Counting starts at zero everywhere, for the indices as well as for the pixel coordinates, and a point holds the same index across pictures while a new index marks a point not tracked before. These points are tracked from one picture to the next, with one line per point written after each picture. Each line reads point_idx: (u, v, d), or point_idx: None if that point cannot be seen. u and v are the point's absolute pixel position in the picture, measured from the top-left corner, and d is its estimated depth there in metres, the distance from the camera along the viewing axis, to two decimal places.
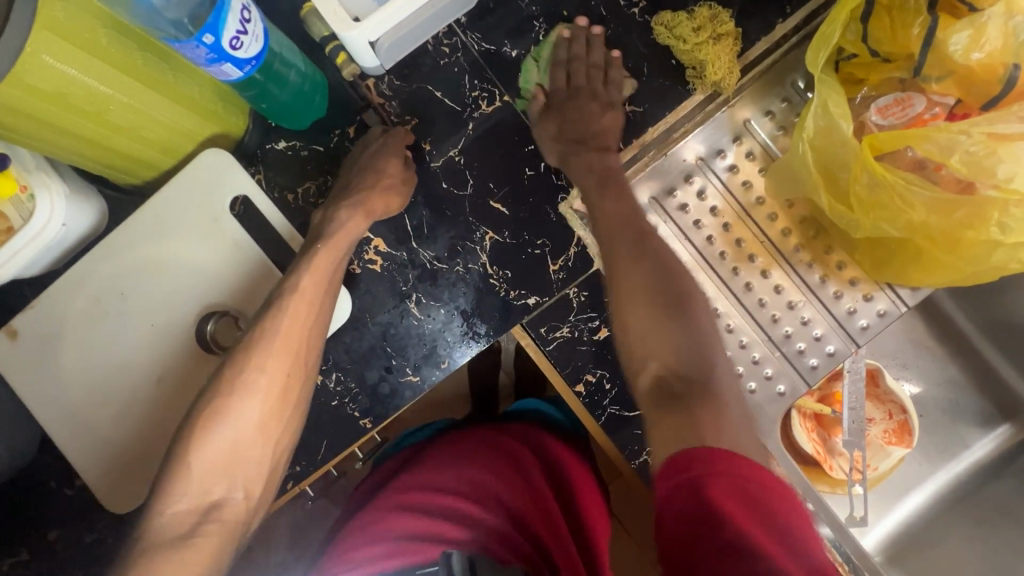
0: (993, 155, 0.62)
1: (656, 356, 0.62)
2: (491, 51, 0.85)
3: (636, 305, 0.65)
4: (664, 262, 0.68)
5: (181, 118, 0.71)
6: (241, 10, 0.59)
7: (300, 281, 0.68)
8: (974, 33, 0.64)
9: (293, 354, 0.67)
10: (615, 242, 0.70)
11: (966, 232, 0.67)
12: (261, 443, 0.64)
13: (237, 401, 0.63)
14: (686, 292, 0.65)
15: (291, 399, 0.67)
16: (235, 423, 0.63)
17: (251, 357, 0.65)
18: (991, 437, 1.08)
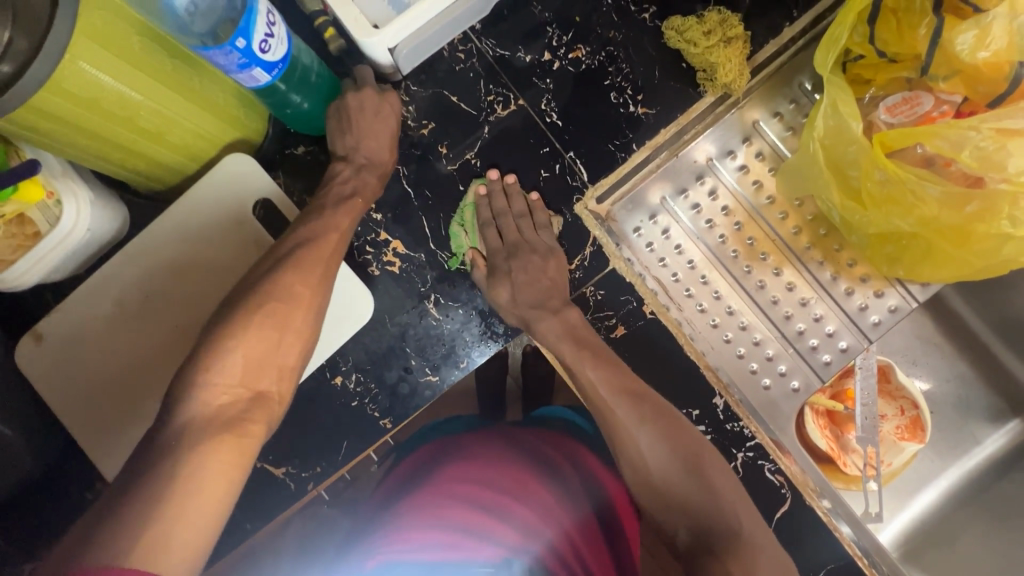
0: (1003, 149, 0.64)
1: (682, 513, 0.65)
2: (505, 56, 0.87)
3: (651, 472, 0.68)
4: (685, 443, 0.69)
5: (203, 125, 0.73)
6: (267, 15, 0.61)
7: (323, 217, 0.72)
8: (980, 33, 0.66)
9: (319, 269, 0.67)
10: (616, 405, 0.71)
11: (977, 226, 0.68)
12: (291, 347, 0.62)
13: (272, 305, 0.61)
14: (695, 450, 0.69)
15: (316, 313, 0.66)
16: (279, 326, 0.61)
17: (288, 274, 0.64)
18: (1002, 432, 1.09)
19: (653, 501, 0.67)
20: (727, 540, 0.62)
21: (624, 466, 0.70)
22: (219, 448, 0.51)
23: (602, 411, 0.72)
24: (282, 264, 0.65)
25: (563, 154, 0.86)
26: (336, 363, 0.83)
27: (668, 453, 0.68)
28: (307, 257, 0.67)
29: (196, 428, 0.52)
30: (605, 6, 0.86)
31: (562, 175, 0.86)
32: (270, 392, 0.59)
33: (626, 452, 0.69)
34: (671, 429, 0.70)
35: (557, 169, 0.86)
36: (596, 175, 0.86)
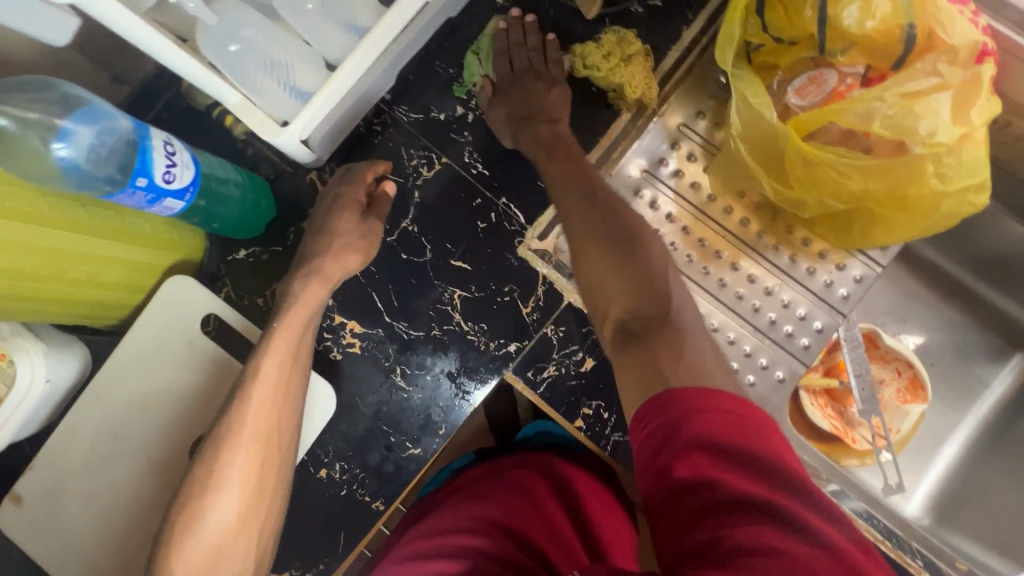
0: (911, 114, 0.63)
1: (614, 299, 0.64)
2: (421, 119, 0.88)
3: (571, 217, 0.70)
4: (608, 209, 0.70)
5: (139, 255, 0.74)
6: (164, 145, 0.62)
7: (261, 364, 0.70)
8: (862, 4, 0.67)
9: (264, 441, 0.68)
10: (563, 200, 0.72)
11: (909, 190, 0.67)
12: (257, 498, 0.67)
13: (227, 473, 0.66)
14: (636, 229, 0.68)
15: (269, 483, 0.69)
16: (225, 486, 0.66)
17: (233, 424, 0.68)
18: (1008, 372, 1.07)
19: (593, 300, 0.67)
20: (651, 329, 0.61)
21: (574, 271, 0.69)
22: None
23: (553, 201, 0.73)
24: (225, 439, 0.67)
25: (496, 202, 0.85)
26: (318, 456, 0.83)
27: (599, 219, 0.68)
28: (244, 421, 0.68)
29: None
30: (505, 50, 0.88)
31: (500, 223, 0.85)
32: (230, 575, 0.65)
33: (575, 243, 0.69)
34: (597, 195, 0.71)
35: (493, 218, 0.85)
36: (531, 215, 0.85)
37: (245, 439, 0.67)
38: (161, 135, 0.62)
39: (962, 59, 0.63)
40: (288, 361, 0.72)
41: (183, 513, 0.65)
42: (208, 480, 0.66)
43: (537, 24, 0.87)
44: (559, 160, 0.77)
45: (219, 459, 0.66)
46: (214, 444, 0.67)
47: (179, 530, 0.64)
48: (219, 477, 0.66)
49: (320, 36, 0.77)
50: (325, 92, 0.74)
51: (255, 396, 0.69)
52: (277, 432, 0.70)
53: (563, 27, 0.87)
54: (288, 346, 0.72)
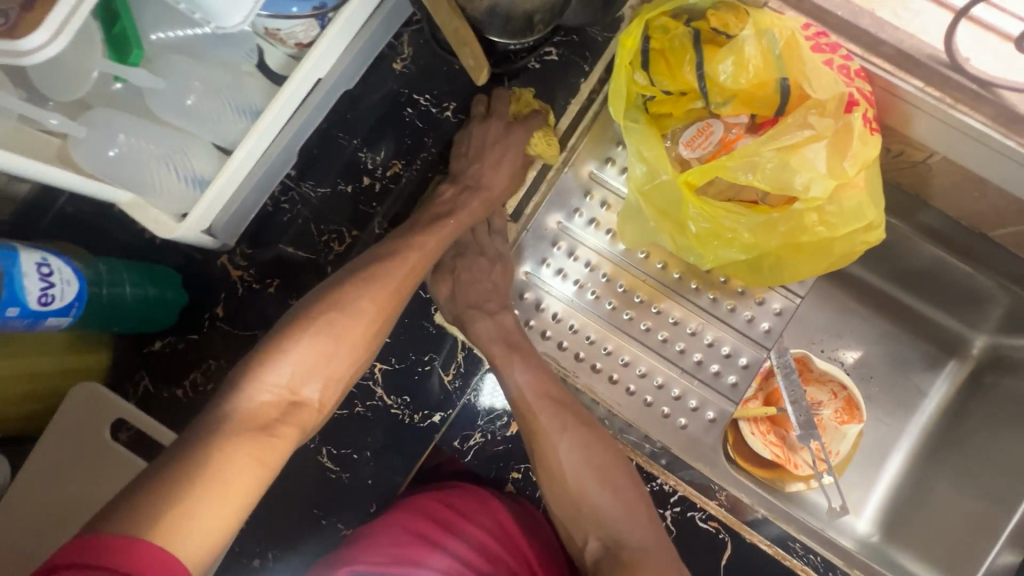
0: (787, 167, 0.65)
1: (594, 524, 0.72)
2: (327, 193, 0.87)
3: (542, 424, 0.74)
4: (590, 437, 0.75)
5: (38, 362, 0.72)
6: (37, 267, 0.60)
7: (421, 239, 0.76)
8: (736, 58, 0.69)
9: (390, 296, 0.71)
10: (539, 416, 0.75)
11: (801, 239, 0.69)
12: (345, 359, 0.67)
13: (353, 315, 0.68)
14: (609, 465, 0.74)
15: (370, 342, 0.69)
16: (333, 330, 0.66)
17: (360, 286, 0.69)
18: (943, 378, 1.05)
19: (552, 480, 0.74)
20: (631, 560, 0.68)
21: (545, 485, 0.75)
22: (247, 451, 0.55)
23: (524, 417, 0.75)
24: (354, 286, 0.69)
25: None
26: (250, 546, 0.81)
27: (583, 457, 0.73)
28: (397, 265, 0.72)
29: (237, 420, 0.57)
30: (406, 116, 0.88)
31: (414, 292, 0.85)
32: (305, 402, 0.64)
33: (547, 461, 0.73)
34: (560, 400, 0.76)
35: None
36: None
37: (387, 277, 0.71)
38: (35, 256, 0.61)
39: (831, 110, 0.66)
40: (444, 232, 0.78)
41: (292, 332, 0.64)
42: (333, 312, 0.67)
43: (437, 89, 0.88)
44: (518, 358, 0.78)
45: (359, 297, 0.69)
46: (355, 284, 0.70)
47: (274, 357, 0.63)
48: (347, 313, 0.68)
49: (211, 125, 0.73)
50: (218, 181, 0.71)
51: (411, 256, 0.74)
52: (397, 300, 0.72)
53: (462, 89, 0.88)
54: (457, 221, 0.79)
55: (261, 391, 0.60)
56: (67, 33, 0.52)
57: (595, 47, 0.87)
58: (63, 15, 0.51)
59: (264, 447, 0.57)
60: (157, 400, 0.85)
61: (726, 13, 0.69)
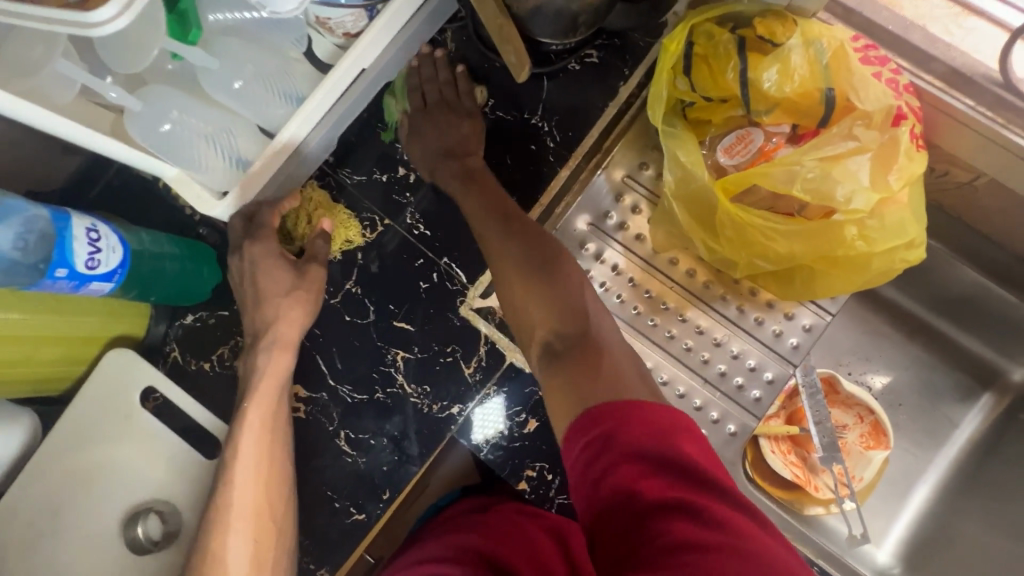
0: (829, 177, 0.63)
1: (544, 320, 0.70)
2: (362, 181, 0.88)
3: (514, 282, 0.73)
4: (544, 256, 0.74)
5: (75, 326, 0.74)
6: (87, 232, 0.63)
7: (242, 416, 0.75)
8: (781, 67, 0.68)
9: (256, 507, 0.72)
10: (481, 230, 0.78)
11: (838, 252, 0.67)
12: (257, 565, 0.70)
13: (230, 544, 0.69)
14: (558, 260, 0.75)
15: (270, 526, 0.73)
16: (227, 562, 0.68)
17: (217, 508, 0.71)
18: (975, 411, 1.01)
19: (517, 325, 0.72)
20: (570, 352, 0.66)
21: (505, 313, 0.74)
22: None
23: (496, 277, 0.75)
24: (209, 531, 0.69)
25: (438, 262, 0.85)
26: None
27: (524, 254, 0.74)
28: (244, 470, 0.72)
29: None
30: None
31: (441, 283, 0.85)
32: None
33: (506, 296, 0.73)
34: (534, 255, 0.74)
35: (435, 278, 0.85)
36: (474, 274, 0.85)
37: (241, 492, 0.72)
38: (87, 221, 0.63)
39: (877, 123, 0.65)
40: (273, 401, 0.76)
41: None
42: (213, 564, 0.68)
43: (478, 85, 0.89)
44: (511, 232, 0.76)
45: (223, 542, 0.69)
46: (215, 523, 0.70)
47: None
48: (220, 551, 0.69)
49: (259, 107, 0.75)
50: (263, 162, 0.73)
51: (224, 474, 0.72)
52: (275, 476, 0.74)
53: (502, 87, 0.89)
54: (275, 387, 0.77)
55: None
56: (133, 8, 0.54)
57: (637, 51, 0.87)
58: None
59: None
60: (185, 373, 0.86)
61: (772, 22, 0.70)
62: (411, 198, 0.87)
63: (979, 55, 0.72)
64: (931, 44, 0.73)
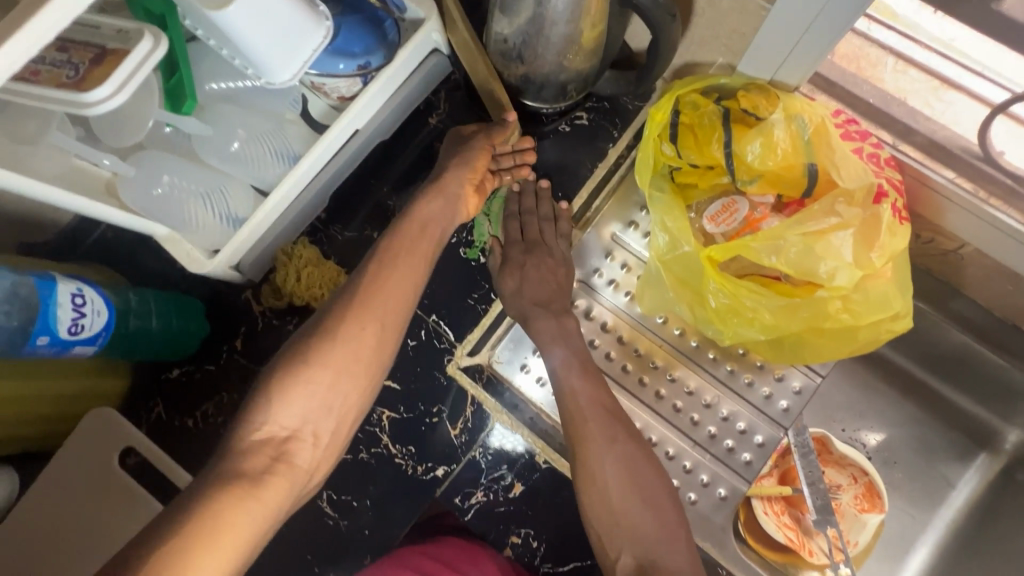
0: (812, 253, 0.64)
1: (630, 543, 0.66)
2: (355, 238, 0.90)
3: (587, 442, 0.71)
4: (639, 455, 0.71)
5: (56, 385, 0.73)
6: (72, 298, 0.63)
7: (399, 241, 0.71)
8: (765, 140, 0.70)
9: (383, 313, 0.66)
10: (581, 425, 0.73)
11: (825, 324, 0.67)
12: (353, 383, 0.63)
13: (334, 347, 0.62)
14: (651, 482, 0.70)
15: (374, 368, 0.65)
16: (324, 366, 0.61)
17: (346, 321, 0.64)
18: (971, 473, 0.98)
19: (586, 493, 0.70)
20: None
21: (576, 470, 0.71)
22: (230, 493, 0.51)
23: (575, 421, 0.73)
24: (350, 310, 0.65)
25: (426, 319, 0.85)
26: None
27: (619, 429, 0.73)
28: (396, 273, 0.69)
29: (232, 461, 0.55)
30: None
31: (429, 340, 0.85)
32: (303, 432, 0.60)
33: (587, 465, 0.70)
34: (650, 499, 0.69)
35: (423, 335, 0.85)
36: (462, 332, 0.85)
37: (391, 277, 0.68)
38: (72, 286, 0.63)
39: (859, 200, 0.66)
40: (428, 237, 0.74)
41: (269, 385, 0.60)
42: (315, 356, 0.61)
43: None
44: (579, 371, 0.77)
45: (340, 326, 0.63)
46: (330, 333, 0.63)
47: (261, 400, 0.59)
48: (327, 355, 0.62)
49: (253, 168, 0.77)
50: (254, 221, 0.74)
51: (401, 259, 0.70)
52: (398, 325, 0.68)
53: None
54: (433, 229, 0.75)
55: (268, 416, 0.58)
56: (128, 86, 0.55)
57: (626, 115, 0.89)
58: (126, 72, 0.54)
59: (250, 496, 0.52)
60: (168, 429, 0.86)
61: (755, 96, 0.71)
62: None
63: (958, 129, 0.74)
64: (912, 118, 0.75)
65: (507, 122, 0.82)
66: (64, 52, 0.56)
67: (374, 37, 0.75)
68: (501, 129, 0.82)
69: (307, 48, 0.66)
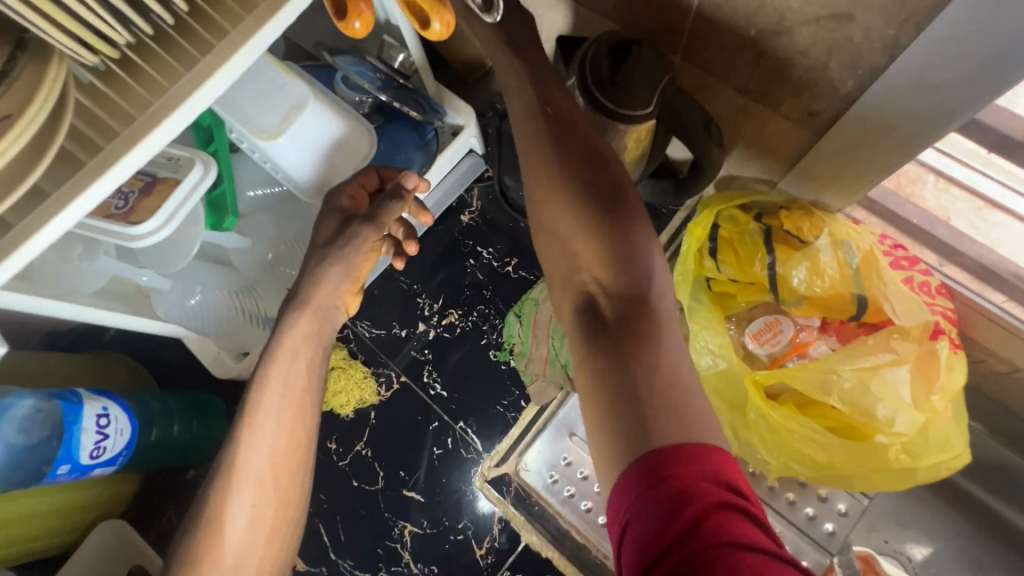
0: (868, 391, 0.62)
1: (590, 269, 0.51)
2: (380, 334, 0.86)
3: (543, 200, 0.55)
4: (589, 157, 0.54)
5: (27, 504, 0.66)
6: (97, 419, 0.60)
7: (269, 370, 0.56)
8: (811, 264, 0.69)
9: (273, 472, 0.54)
10: (534, 186, 0.56)
11: (885, 465, 0.63)
12: (256, 555, 0.52)
13: (221, 537, 0.51)
14: (605, 185, 0.53)
15: (284, 521, 0.55)
16: (211, 555, 0.50)
17: (222, 490, 0.52)
18: None
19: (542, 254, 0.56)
20: (621, 322, 0.48)
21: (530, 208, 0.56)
22: None
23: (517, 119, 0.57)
24: (226, 475, 0.53)
25: (453, 426, 0.82)
26: None
27: (561, 154, 0.54)
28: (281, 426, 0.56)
29: None
30: (468, 268, 0.88)
31: (455, 449, 0.82)
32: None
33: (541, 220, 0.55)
34: (592, 180, 0.53)
35: (449, 443, 0.82)
36: (490, 442, 0.82)
37: (265, 434, 0.54)
38: (98, 405, 0.61)
39: (914, 336, 0.63)
40: (310, 363, 0.59)
41: None
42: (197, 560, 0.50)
43: (500, 243, 0.88)
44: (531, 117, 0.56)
45: (221, 508, 0.51)
46: (211, 518, 0.51)
47: None
48: (211, 551, 0.50)
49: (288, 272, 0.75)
50: None
51: (270, 398, 0.55)
52: (303, 470, 0.57)
53: (525, 246, 0.88)
54: (310, 346, 0.59)
55: None
56: (175, 218, 0.55)
57: (661, 217, 0.88)
58: (173, 205, 0.54)
59: None
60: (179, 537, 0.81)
61: (800, 217, 0.69)
62: (429, 356, 0.85)
63: (1005, 250, 0.72)
64: (958, 240, 0.73)
65: (406, 199, 0.61)
66: None
67: (416, 145, 0.77)
68: (400, 209, 0.61)
69: (355, 154, 0.65)
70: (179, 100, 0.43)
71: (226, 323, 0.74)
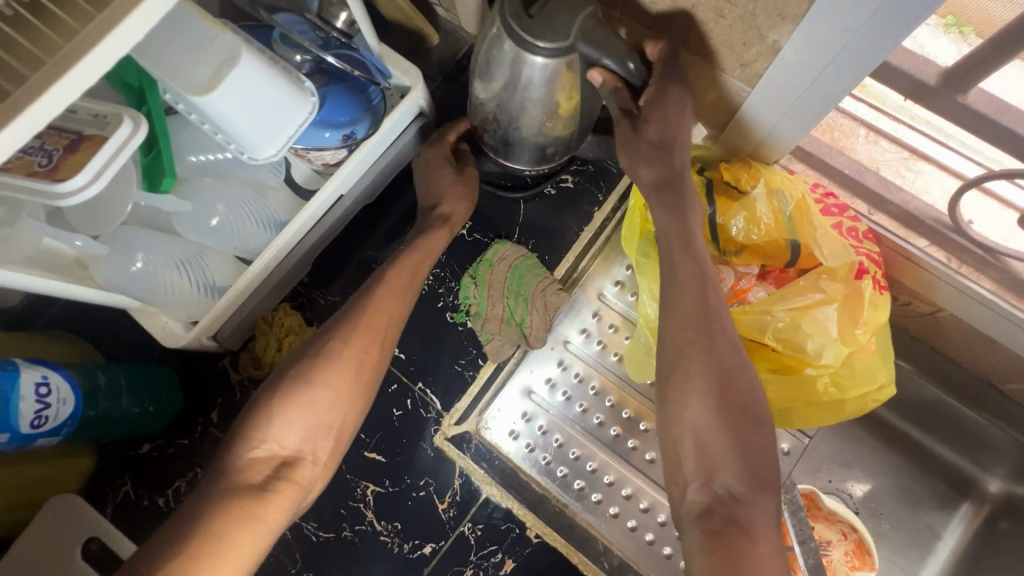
0: (799, 329, 0.66)
1: (701, 377, 0.60)
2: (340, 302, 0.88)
3: (683, 309, 0.63)
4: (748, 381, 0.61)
5: None
6: (35, 388, 0.59)
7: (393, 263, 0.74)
8: (748, 214, 0.72)
9: (378, 336, 0.69)
10: (672, 256, 0.66)
11: (815, 397, 0.68)
12: (346, 409, 0.64)
13: (333, 364, 0.64)
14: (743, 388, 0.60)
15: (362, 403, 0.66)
16: (316, 385, 0.62)
17: (346, 340, 0.66)
18: (955, 523, 0.89)
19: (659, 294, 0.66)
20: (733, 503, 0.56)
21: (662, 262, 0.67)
22: (234, 513, 0.53)
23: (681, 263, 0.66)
24: (353, 331, 0.67)
25: (412, 387, 0.83)
26: None
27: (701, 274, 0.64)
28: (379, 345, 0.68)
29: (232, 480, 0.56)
30: None
31: (415, 410, 0.83)
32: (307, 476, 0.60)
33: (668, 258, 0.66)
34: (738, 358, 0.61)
35: (408, 405, 0.83)
36: (450, 401, 0.83)
37: (384, 301, 0.70)
38: (37, 373, 0.60)
39: (842, 276, 0.67)
40: (403, 288, 0.73)
41: (272, 400, 0.61)
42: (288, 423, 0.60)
43: None
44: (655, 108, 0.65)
45: (341, 349, 0.65)
46: (329, 352, 0.65)
47: (261, 420, 0.60)
48: (322, 373, 0.63)
49: (237, 238, 0.74)
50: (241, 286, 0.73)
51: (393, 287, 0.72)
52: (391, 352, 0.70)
53: (479, 209, 0.89)
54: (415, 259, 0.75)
55: (268, 434, 0.59)
56: (105, 175, 0.53)
57: (611, 177, 0.90)
58: (102, 162, 0.53)
59: (255, 519, 0.54)
60: (137, 509, 0.81)
61: (738, 168, 0.70)
62: None
63: (928, 198, 0.76)
64: (886, 189, 0.77)
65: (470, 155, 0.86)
66: (36, 139, 0.54)
67: (361, 107, 0.74)
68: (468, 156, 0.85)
69: (291, 124, 0.65)
70: (89, 43, 0.41)
71: (171, 291, 0.71)
